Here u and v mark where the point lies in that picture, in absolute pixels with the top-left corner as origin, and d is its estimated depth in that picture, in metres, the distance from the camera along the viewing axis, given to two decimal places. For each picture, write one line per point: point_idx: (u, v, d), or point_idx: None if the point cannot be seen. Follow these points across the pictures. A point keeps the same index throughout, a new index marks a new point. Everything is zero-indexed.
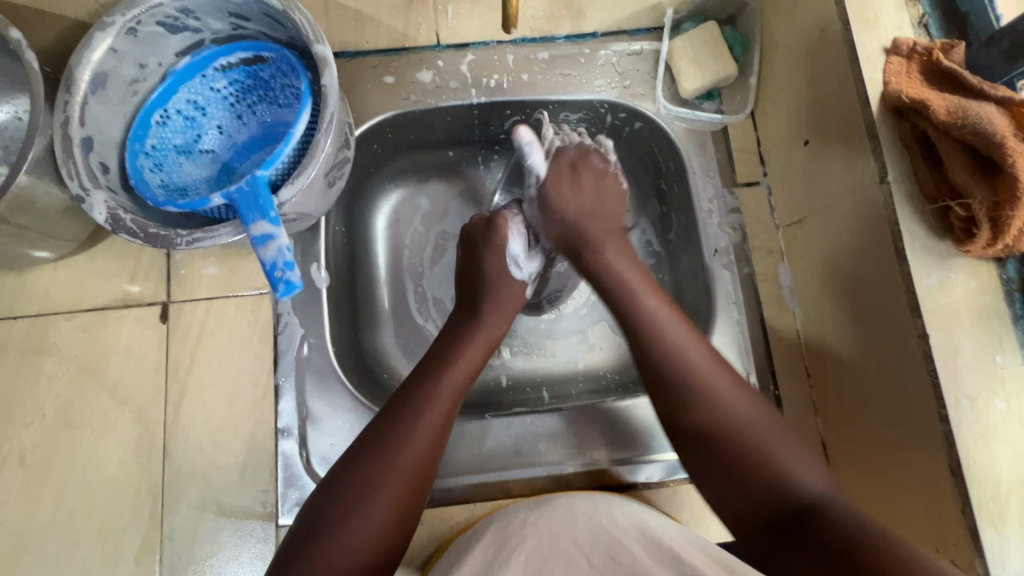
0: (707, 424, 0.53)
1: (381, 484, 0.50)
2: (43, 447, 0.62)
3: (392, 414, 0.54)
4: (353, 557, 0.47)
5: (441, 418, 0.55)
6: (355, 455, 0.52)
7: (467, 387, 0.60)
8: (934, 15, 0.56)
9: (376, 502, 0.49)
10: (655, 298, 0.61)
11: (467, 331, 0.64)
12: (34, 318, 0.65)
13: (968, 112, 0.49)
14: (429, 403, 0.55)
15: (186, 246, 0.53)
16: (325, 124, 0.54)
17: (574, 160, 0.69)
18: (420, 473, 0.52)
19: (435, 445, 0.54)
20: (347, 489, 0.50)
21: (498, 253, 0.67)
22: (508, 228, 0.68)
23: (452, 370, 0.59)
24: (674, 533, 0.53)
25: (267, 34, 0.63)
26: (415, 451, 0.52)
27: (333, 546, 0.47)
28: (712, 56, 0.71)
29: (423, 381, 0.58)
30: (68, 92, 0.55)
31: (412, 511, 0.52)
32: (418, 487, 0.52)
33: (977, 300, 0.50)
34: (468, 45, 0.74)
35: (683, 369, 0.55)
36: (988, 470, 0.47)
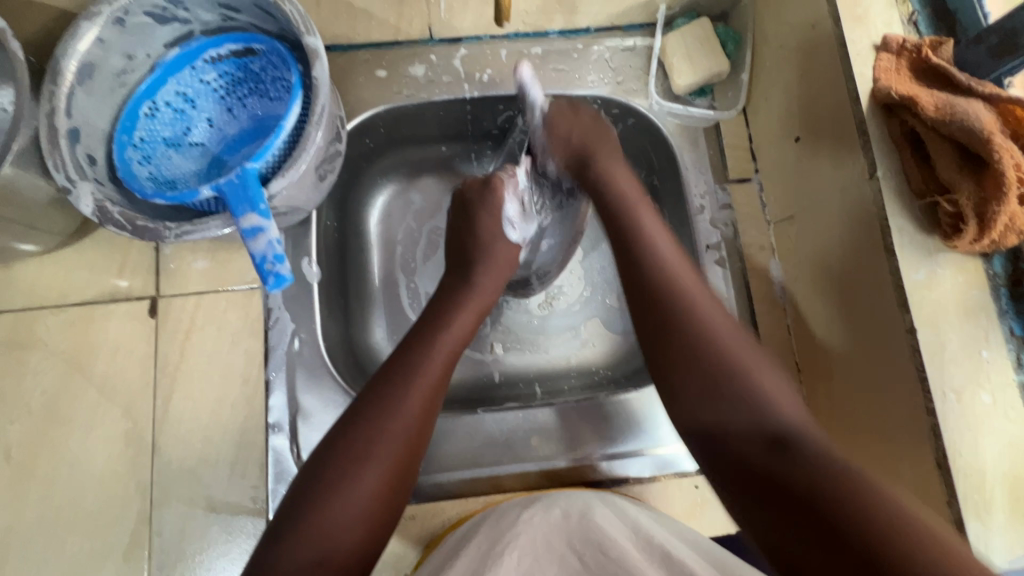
0: (698, 346, 0.52)
1: (374, 448, 0.50)
2: (29, 443, 0.61)
3: (384, 381, 0.54)
4: (347, 525, 0.47)
5: (432, 387, 0.55)
6: (348, 421, 0.51)
7: (457, 357, 0.59)
8: (923, 13, 0.56)
9: (371, 468, 0.49)
10: (669, 245, 0.60)
11: (458, 300, 0.64)
12: (20, 313, 0.64)
13: (957, 108, 0.49)
14: (420, 371, 0.55)
15: (175, 239, 0.53)
16: (317, 117, 0.54)
17: (572, 105, 0.68)
18: (411, 444, 0.52)
19: (426, 417, 0.54)
20: (341, 451, 0.49)
21: (496, 212, 0.68)
22: (505, 189, 0.68)
23: (443, 337, 0.59)
24: (664, 530, 0.53)
25: (257, 26, 0.62)
26: (407, 420, 0.52)
27: (327, 514, 0.46)
28: (704, 52, 0.71)
29: (411, 355, 0.56)
30: (54, 82, 0.54)
31: (406, 479, 0.52)
32: (410, 457, 0.52)
33: (964, 295, 0.51)
34: (461, 39, 0.74)
35: (689, 306, 0.54)
36: (973, 462, 0.48)
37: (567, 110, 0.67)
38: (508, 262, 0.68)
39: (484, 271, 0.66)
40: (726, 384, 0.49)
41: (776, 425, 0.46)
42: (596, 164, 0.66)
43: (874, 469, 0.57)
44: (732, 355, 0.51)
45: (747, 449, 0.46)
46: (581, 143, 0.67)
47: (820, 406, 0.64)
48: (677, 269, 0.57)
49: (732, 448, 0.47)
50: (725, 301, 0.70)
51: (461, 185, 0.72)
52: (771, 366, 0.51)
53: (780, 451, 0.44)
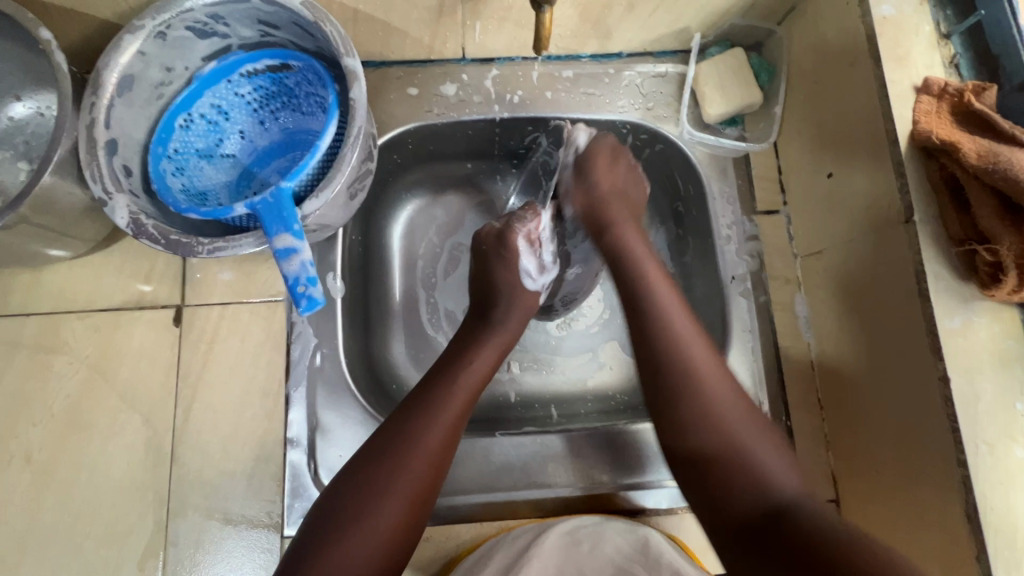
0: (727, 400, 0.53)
1: (396, 481, 0.50)
2: (50, 446, 0.62)
3: (408, 413, 0.55)
4: (366, 554, 0.47)
5: (454, 421, 0.55)
6: (372, 452, 0.52)
7: (480, 391, 0.60)
8: (964, 55, 0.56)
9: (390, 501, 0.49)
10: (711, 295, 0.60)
11: (483, 334, 0.64)
12: (46, 316, 0.65)
13: (1000, 157, 0.49)
14: (445, 403, 0.56)
15: (207, 254, 0.53)
16: (352, 138, 0.54)
17: (614, 149, 0.70)
18: (432, 475, 0.52)
19: (448, 449, 0.54)
20: (363, 482, 0.50)
21: (511, 267, 0.68)
22: (519, 243, 0.68)
23: (466, 372, 0.59)
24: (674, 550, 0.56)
25: (295, 42, 0.63)
26: (431, 451, 0.52)
27: (346, 543, 0.47)
28: (736, 82, 0.71)
29: (434, 387, 0.57)
30: (95, 94, 0.55)
31: (424, 512, 0.52)
32: (430, 489, 0.52)
33: (998, 345, 0.50)
34: (493, 60, 0.74)
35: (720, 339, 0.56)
36: (1004, 519, 0.47)
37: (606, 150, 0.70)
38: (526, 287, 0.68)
39: (505, 294, 0.67)
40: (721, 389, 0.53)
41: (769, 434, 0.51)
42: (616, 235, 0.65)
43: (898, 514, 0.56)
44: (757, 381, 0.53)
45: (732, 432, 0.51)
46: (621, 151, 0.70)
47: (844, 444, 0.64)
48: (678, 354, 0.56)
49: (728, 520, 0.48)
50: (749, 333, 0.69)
51: (478, 232, 0.72)
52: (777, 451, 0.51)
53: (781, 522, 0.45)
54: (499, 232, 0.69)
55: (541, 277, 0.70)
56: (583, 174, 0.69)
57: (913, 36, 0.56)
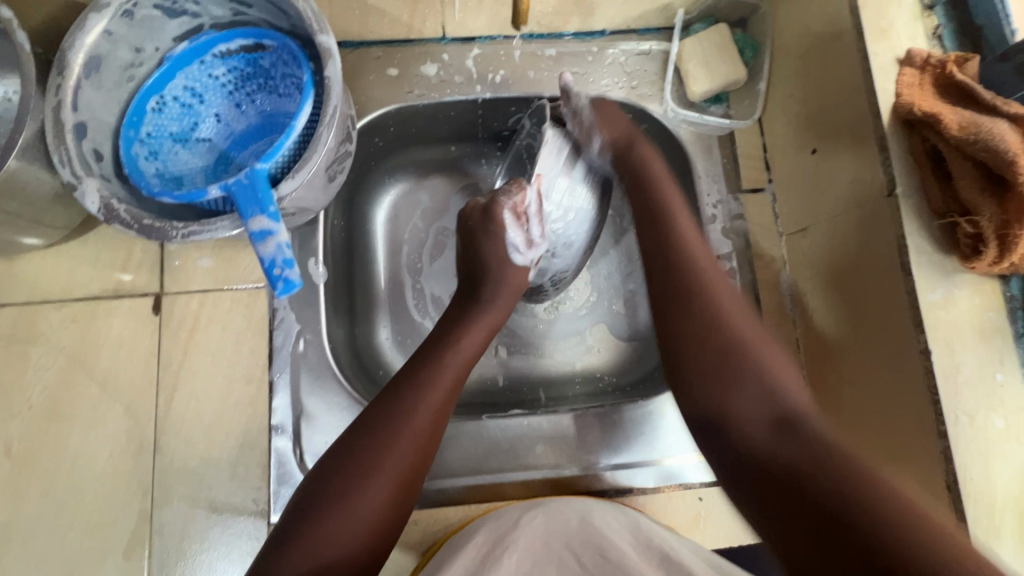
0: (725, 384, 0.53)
1: (384, 460, 0.50)
2: (30, 437, 0.61)
3: (394, 393, 0.54)
4: (354, 532, 0.47)
5: (442, 400, 0.55)
6: (358, 431, 0.52)
7: (469, 371, 0.60)
8: (948, 27, 0.55)
9: (379, 479, 0.49)
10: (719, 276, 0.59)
11: (471, 315, 0.64)
12: (21, 306, 0.63)
13: (981, 127, 0.48)
14: (431, 384, 0.55)
15: (182, 239, 0.52)
16: (328, 118, 0.53)
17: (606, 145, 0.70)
18: (419, 457, 0.52)
19: (435, 428, 0.54)
20: (352, 461, 0.49)
21: (497, 242, 0.66)
22: (505, 217, 0.66)
23: (454, 351, 0.59)
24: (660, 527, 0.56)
25: (269, 21, 0.61)
26: (418, 429, 0.52)
27: (333, 521, 0.47)
28: (721, 59, 0.70)
29: (422, 366, 0.56)
30: (61, 75, 0.53)
31: (411, 490, 0.51)
32: (417, 468, 0.52)
33: (979, 317, 0.50)
34: (474, 38, 0.72)
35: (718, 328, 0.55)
36: (984, 488, 0.48)
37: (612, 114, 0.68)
38: (511, 268, 0.67)
39: (490, 276, 0.66)
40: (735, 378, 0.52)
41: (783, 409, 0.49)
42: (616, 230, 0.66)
43: None
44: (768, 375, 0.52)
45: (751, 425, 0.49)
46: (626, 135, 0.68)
47: None
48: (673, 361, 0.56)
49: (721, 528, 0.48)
50: None
51: (463, 209, 0.71)
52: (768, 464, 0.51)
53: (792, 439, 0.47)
54: (485, 207, 0.67)
55: (530, 251, 0.68)
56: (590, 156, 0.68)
57: (896, 8, 0.56)
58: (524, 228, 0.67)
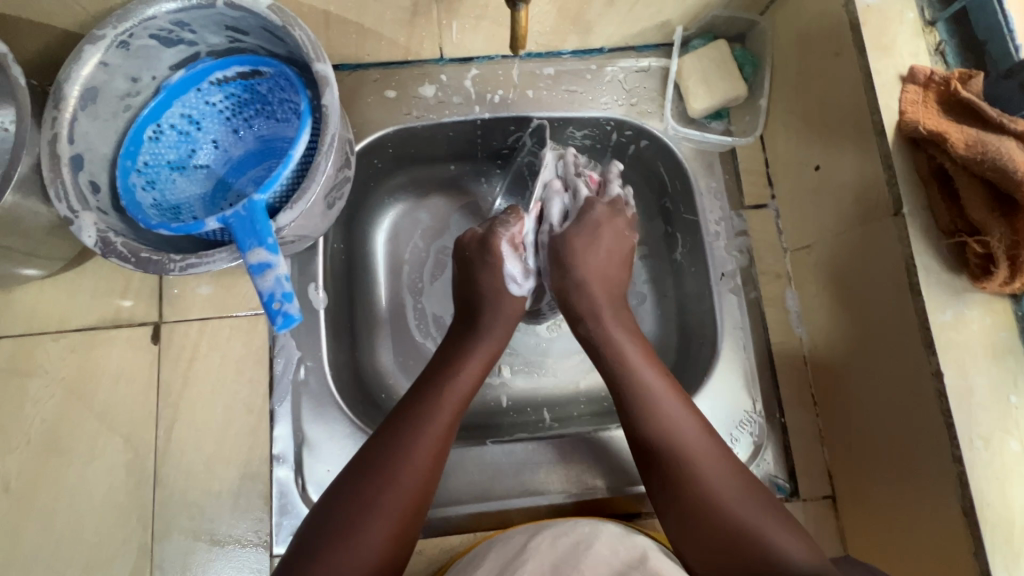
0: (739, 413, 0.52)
1: (384, 497, 0.49)
2: (28, 472, 0.60)
3: (394, 427, 0.53)
4: (353, 571, 0.46)
5: (442, 433, 0.54)
6: (358, 468, 0.51)
7: (468, 402, 0.59)
8: (950, 43, 0.55)
9: (379, 517, 0.48)
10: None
11: (469, 343, 0.63)
12: (18, 339, 0.63)
13: (988, 146, 0.48)
14: (430, 418, 0.54)
15: (180, 272, 0.51)
16: (326, 146, 0.52)
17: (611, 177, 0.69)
18: (421, 491, 0.51)
19: (436, 462, 0.53)
20: (353, 500, 0.49)
21: (495, 273, 0.65)
22: (503, 248, 0.65)
23: (453, 381, 0.58)
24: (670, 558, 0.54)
25: (265, 48, 0.61)
26: (417, 462, 0.51)
27: (332, 560, 0.46)
28: (721, 75, 0.70)
29: (420, 399, 0.56)
30: (56, 108, 0.53)
31: (413, 527, 0.50)
32: (419, 503, 0.51)
33: (992, 336, 0.49)
34: (472, 59, 0.72)
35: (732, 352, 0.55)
36: (1001, 513, 0.47)
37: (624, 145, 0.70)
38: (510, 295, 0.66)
39: (488, 303, 0.65)
40: None
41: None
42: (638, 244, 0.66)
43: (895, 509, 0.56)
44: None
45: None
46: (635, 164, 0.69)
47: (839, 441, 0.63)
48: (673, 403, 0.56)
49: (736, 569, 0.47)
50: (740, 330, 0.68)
51: (460, 239, 0.70)
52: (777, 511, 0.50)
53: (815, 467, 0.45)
54: (484, 238, 0.66)
55: (526, 282, 0.67)
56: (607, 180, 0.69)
57: (897, 24, 0.55)
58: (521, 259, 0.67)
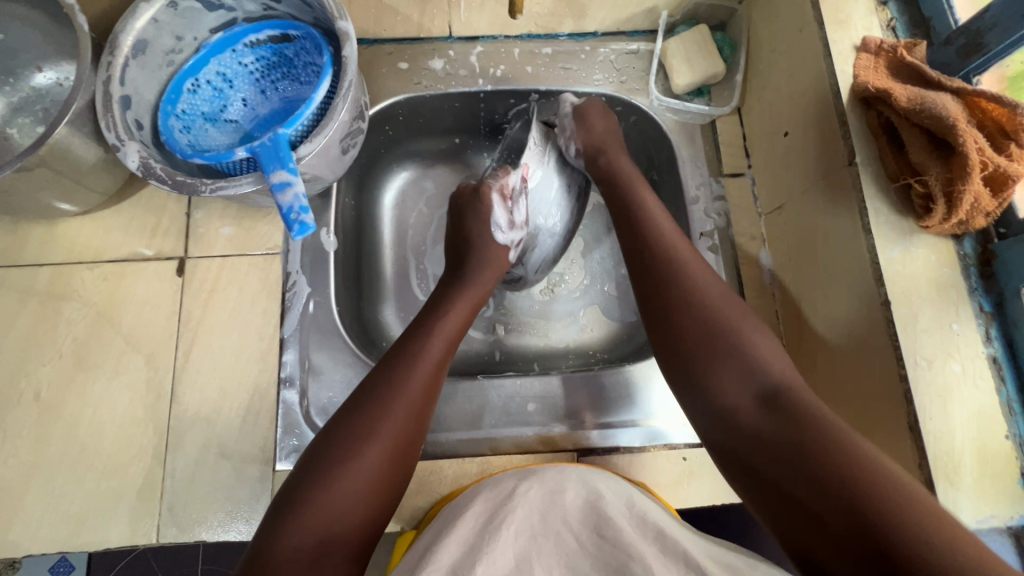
0: (698, 318, 0.55)
1: (382, 423, 0.53)
2: (58, 385, 0.66)
3: (391, 362, 0.58)
4: (353, 497, 0.50)
5: (433, 368, 0.59)
6: (360, 397, 0.55)
7: (454, 345, 0.63)
8: (900, 19, 0.62)
9: (379, 442, 0.52)
10: (711, 278, 0.58)
11: (456, 289, 0.68)
12: (57, 266, 0.69)
13: (926, 99, 0.53)
14: (422, 352, 0.59)
15: (210, 194, 0.58)
16: (342, 91, 0.59)
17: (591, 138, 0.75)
18: (416, 418, 0.56)
19: (429, 391, 0.58)
20: (355, 424, 0.53)
21: (479, 231, 0.72)
22: (493, 197, 0.73)
23: (441, 325, 0.63)
24: (655, 504, 0.58)
25: (295, 15, 0.69)
26: (412, 397, 0.56)
27: (339, 475, 0.50)
28: (702, 55, 0.77)
29: (413, 337, 0.61)
30: (112, 54, 0.60)
31: (417, 439, 0.56)
32: (414, 431, 0.55)
33: (935, 271, 0.55)
34: (478, 38, 0.80)
35: (684, 281, 0.58)
36: (942, 427, 0.51)
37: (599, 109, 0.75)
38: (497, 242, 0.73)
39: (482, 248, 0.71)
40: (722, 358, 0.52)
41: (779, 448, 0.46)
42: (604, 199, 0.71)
43: None
44: (748, 349, 0.52)
45: (741, 401, 0.49)
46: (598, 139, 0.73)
47: None
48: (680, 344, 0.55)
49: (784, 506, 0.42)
50: None
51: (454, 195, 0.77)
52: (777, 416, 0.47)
53: (782, 409, 0.46)
54: (476, 189, 0.74)
55: (512, 231, 0.74)
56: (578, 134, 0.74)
57: (853, 3, 0.62)
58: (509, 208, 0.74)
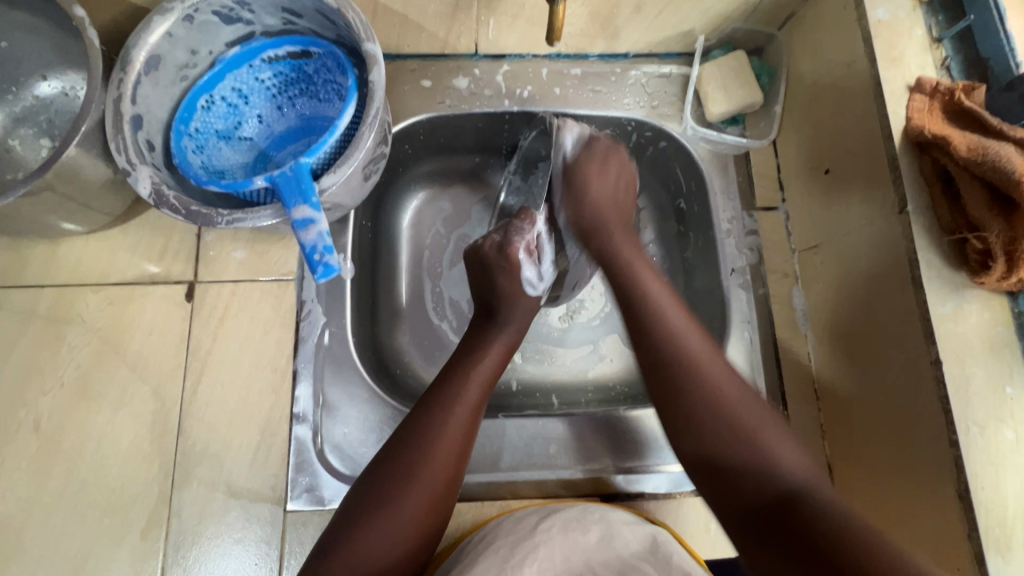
0: (720, 417, 0.50)
1: (418, 472, 0.51)
2: (59, 415, 0.63)
3: (426, 406, 0.56)
4: (389, 548, 0.47)
5: (470, 413, 0.56)
6: (394, 445, 0.53)
7: (491, 388, 0.60)
8: (955, 58, 0.59)
9: (415, 490, 0.50)
10: (699, 340, 0.55)
11: (490, 331, 0.66)
12: (60, 288, 0.66)
13: (988, 150, 0.51)
14: (460, 397, 0.56)
15: (226, 225, 0.54)
16: (369, 119, 0.56)
17: (606, 151, 0.72)
18: (453, 467, 0.53)
19: (467, 437, 0.55)
20: (390, 475, 0.51)
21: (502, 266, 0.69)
22: (519, 255, 0.69)
23: (477, 368, 0.60)
24: (683, 550, 0.55)
25: (316, 31, 0.65)
26: (449, 444, 0.53)
27: (374, 531, 0.48)
28: (738, 83, 0.74)
29: (448, 379, 0.58)
30: (123, 71, 0.57)
31: (454, 487, 0.53)
32: (452, 480, 0.53)
33: (989, 331, 0.52)
34: (504, 56, 0.77)
35: (694, 369, 0.53)
36: (994, 498, 0.49)
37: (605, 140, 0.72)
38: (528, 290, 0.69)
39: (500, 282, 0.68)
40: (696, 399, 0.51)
41: (781, 482, 0.46)
42: (605, 239, 0.67)
43: (890, 499, 0.58)
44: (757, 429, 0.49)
45: (741, 477, 0.47)
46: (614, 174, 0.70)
47: (839, 436, 0.65)
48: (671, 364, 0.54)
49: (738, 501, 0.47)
50: (747, 324, 0.71)
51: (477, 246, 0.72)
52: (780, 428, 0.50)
53: (793, 513, 0.43)
54: (502, 244, 0.70)
55: (540, 283, 0.71)
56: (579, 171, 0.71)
57: (906, 39, 0.59)
58: (537, 261, 0.71)
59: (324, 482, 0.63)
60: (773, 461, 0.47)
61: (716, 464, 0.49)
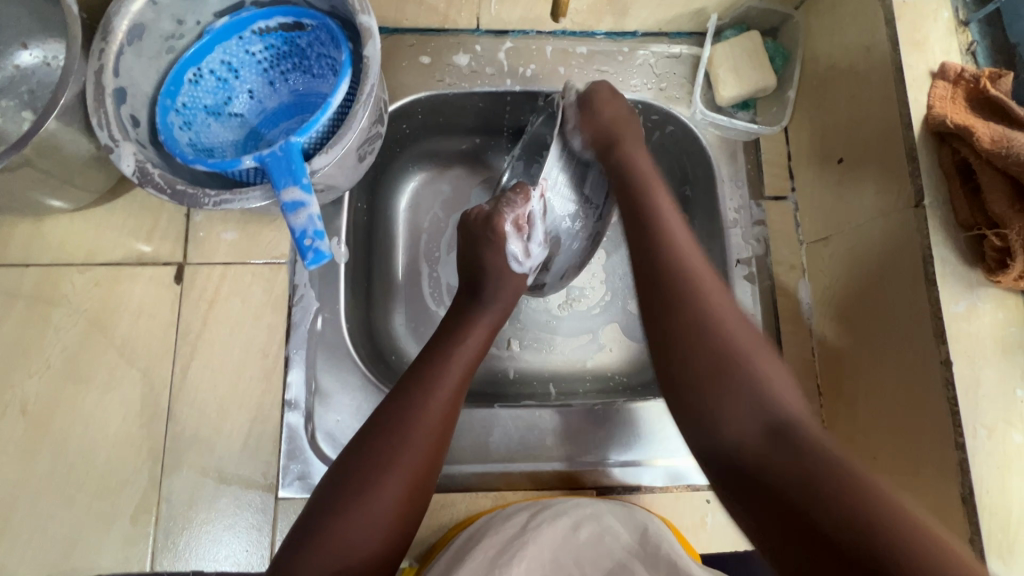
0: (712, 352, 0.50)
1: (397, 456, 0.50)
2: (45, 397, 0.61)
3: (404, 390, 0.54)
4: (365, 534, 0.47)
5: (450, 396, 0.54)
6: (372, 428, 0.52)
7: (473, 370, 0.59)
8: (981, 44, 0.56)
9: (393, 476, 0.49)
10: (699, 258, 0.57)
11: (473, 313, 0.64)
12: (45, 267, 0.64)
13: (1013, 142, 0.49)
14: (440, 379, 0.55)
15: (213, 207, 0.52)
16: (364, 97, 0.53)
17: (615, 89, 0.68)
18: (433, 451, 0.52)
19: (448, 422, 0.54)
20: (366, 459, 0.49)
21: (498, 250, 0.66)
22: (506, 227, 0.66)
23: (457, 350, 0.58)
24: (676, 543, 0.53)
25: (310, 1, 0.61)
26: (429, 427, 0.52)
27: (351, 515, 0.47)
28: (751, 65, 0.71)
29: (426, 361, 0.57)
30: (104, 40, 0.54)
31: (434, 471, 0.52)
32: (432, 464, 0.52)
33: (1002, 331, 0.50)
34: (508, 32, 0.73)
35: (704, 306, 0.52)
36: (999, 501, 0.48)
37: (607, 93, 0.67)
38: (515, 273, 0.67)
39: (495, 268, 0.66)
40: (690, 325, 0.52)
41: (775, 416, 0.46)
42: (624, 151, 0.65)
43: None
44: (752, 368, 0.48)
45: (743, 432, 0.46)
46: (610, 127, 0.66)
47: (841, 433, 0.64)
48: (696, 268, 0.55)
49: (722, 444, 0.47)
50: (751, 316, 0.69)
51: (467, 214, 0.69)
52: (774, 360, 0.50)
53: (784, 453, 0.43)
54: (489, 214, 0.66)
55: (528, 261, 0.68)
56: (590, 109, 0.66)
57: (931, 22, 0.56)
58: (525, 238, 0.67)
59: (316, 469, 0.61)
60: (765, 390, 0.47)
61: (710, 393, 0.48)
